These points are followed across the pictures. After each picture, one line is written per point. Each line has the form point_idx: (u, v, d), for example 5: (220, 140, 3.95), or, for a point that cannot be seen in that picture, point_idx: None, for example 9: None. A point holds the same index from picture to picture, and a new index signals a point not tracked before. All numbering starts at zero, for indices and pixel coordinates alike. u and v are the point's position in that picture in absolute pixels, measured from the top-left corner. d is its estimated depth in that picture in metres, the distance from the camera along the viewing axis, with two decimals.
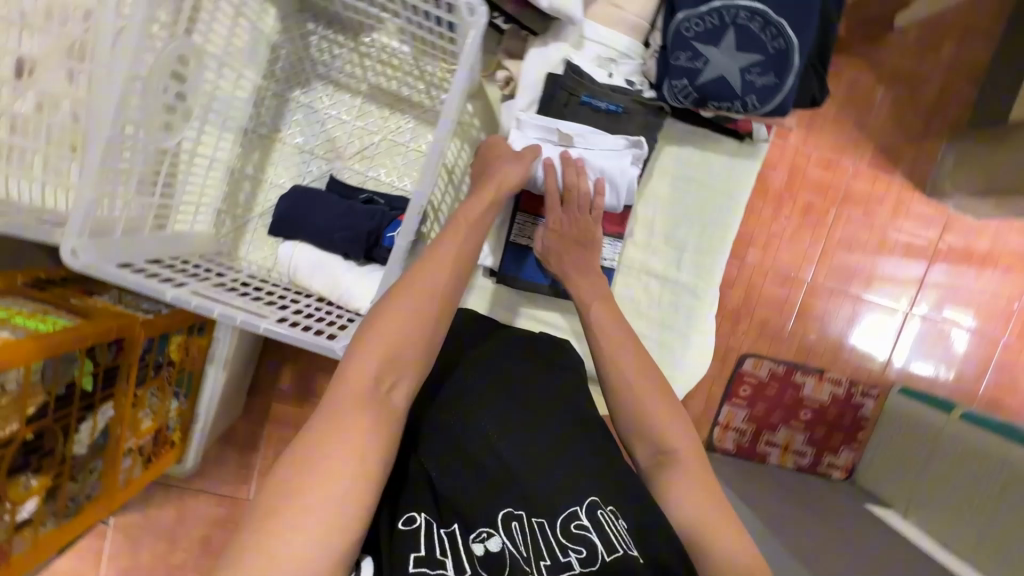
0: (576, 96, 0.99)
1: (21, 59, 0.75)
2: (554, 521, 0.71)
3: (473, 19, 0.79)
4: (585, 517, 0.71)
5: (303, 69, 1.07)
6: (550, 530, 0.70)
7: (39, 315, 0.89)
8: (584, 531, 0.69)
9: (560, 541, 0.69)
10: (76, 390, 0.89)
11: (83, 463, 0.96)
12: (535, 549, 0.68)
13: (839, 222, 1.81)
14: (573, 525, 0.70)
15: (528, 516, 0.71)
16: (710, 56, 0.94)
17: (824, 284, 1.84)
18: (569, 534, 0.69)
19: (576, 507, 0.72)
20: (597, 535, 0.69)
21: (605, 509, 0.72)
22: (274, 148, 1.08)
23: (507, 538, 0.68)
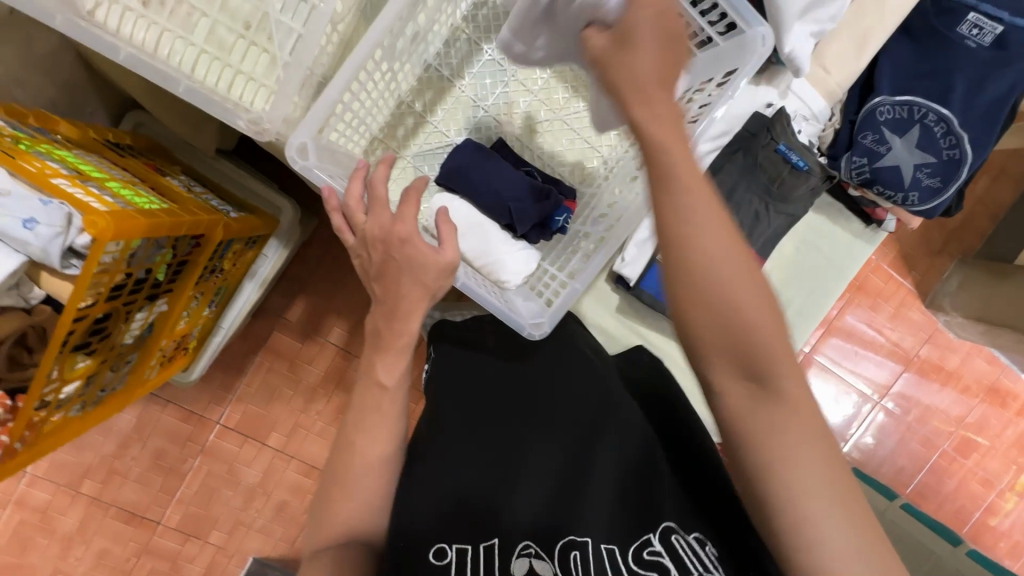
0: (775, 142, 1.01)
1: None
2: (625, 547, 0.65)
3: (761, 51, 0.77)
4: (659, 542, 0.65)
5: (505, 24, 0.92)
6: (621, 555, 0.65)
7: (130, 186, 0.80)
8: (659, 557, 0.63)
9: (630, 568, 0.63)
10: (151, 278, 0.81)
11: (124, 354, 0.88)
12: (599, 574, 0.62)
13: (848, 307, 1.96)
14: (646, 552, 0.64)
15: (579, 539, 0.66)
16: (893, 145, 1.03)
17: (818, 358, 1.99)
18: (644, 560, 0.63)
19: (650, 532, 0.66)
20: (673, 561, 0.62)
21: (683, 536, 0.65)
22: (450, 92, 0.92)
23: (558, 567, 0.64)
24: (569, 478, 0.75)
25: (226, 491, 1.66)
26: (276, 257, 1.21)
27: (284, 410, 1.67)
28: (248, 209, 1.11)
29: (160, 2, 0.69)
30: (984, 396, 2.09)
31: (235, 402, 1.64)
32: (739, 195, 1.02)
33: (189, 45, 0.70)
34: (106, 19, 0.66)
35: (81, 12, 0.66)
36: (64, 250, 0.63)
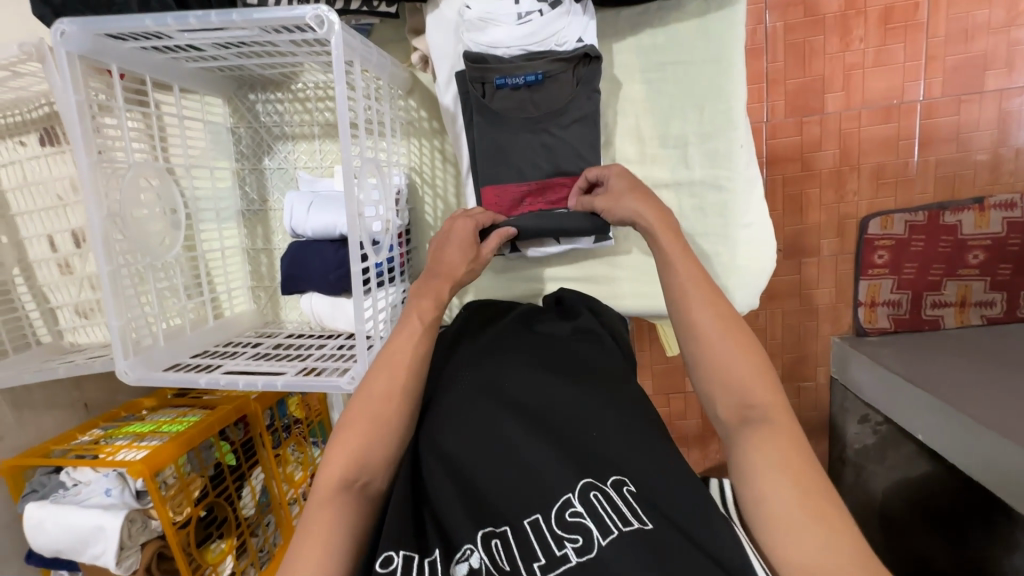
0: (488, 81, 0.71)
1: (75, 231, 0.91)
2: (549, 515, 0.58)
3: (325, 33, 0.58)
4: (578, 502, 0.58)
5: (261, 136, 0.86)
6: (546, 524, 0.57)
7: (178, 418, 1.08)
8: (580, 518, 0.57)
9: (554, 535, 0.57)
10: (223, 468, 1.08)
11: (258, 520, 1.15)
12: (525, 553, 0.56)
13: (938, 12, 1.39)
14: (568, 514, 0.58)
15: (516, 525, 0.58)
16: None
17: (945, 95, 1.44)
18: (564, 523, 0.57)
19: (569, 493, 0.59)
20: (594, 519, 0.56)
21: (599, 489, 0.59)
22: (271, 218, 0.90)
23: (486, 554, 0.56)
24: (516, 451, 0.63)
25: None
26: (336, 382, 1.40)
27: None
28: None
29: (92, 309, 0.95)
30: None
31: None
32: (520, 99, 0.73)
33: None
34: (80, 340, 0.97)
35: (67, 346, 0.96)
36: (135, 493, 0.94)
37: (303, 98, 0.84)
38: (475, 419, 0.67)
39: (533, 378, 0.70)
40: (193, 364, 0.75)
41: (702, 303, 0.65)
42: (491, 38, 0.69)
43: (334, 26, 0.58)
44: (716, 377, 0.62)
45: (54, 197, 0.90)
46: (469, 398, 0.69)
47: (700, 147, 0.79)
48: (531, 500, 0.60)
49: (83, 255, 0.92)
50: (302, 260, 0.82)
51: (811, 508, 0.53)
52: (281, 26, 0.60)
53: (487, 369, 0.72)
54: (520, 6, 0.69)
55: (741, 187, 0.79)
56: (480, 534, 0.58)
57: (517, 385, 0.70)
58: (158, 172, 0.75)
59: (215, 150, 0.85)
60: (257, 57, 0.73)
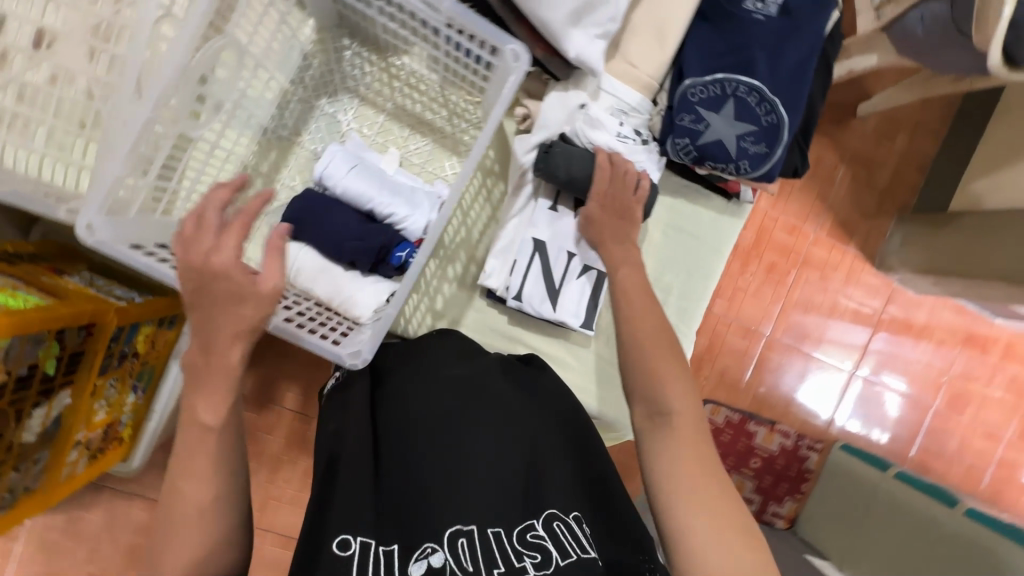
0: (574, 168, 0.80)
1: (41, 30, 0.72)
2: (509, 531, 0.68)
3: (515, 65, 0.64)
4: (541, 527, 0.69)
5: (332, 79, 0.85)
6: (508, 539, 0.67)
7: (9, 290, 0.84)
8: (541, 540, 0.67)
9: (514, 548, 0.66)
10: (37, 374, 0.84)
11: (29, 451, 0.90)
12: (487, 560, 0.65)
13: (798, 283, 1.93)
14: (529, 534, 0.68)
15: (472, 531, 0.67)
16: (711, 121, 0.82)
17: (781, 339, 1.94)
18: (525, 541, 0.67)
19: (533, 518, 0.70)
20: (553, 543, 0.67)
21: (563, 520, 0.69)
22: (293, 151, 0.85)
23: (451, 554, 0.65)
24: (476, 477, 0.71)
25: None
26: (198, 331, 1.22)
27: None
28: (156, 292, 1.15)
29: None
30: (962, 346, 2.05)
31: None
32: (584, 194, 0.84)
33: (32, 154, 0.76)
34: None
35: None
36: None
37: (394, 75, 0.85)
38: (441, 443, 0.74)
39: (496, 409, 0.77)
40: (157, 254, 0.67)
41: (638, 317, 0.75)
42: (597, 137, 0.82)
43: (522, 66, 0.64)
44: (642, 386, 0.73)
45: None
46: (435, 418, 0.74)
47: (678, 301, 0.97)
48: (491, 514, 0.68)
49: (33, 58, 0.72)
50: (318, 210, 0.78)
51: (712, 498, 0.67)
52: (479, 34, 0.64)
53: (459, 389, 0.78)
54: (621, 129, 0.83)
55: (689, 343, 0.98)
56: (447, 535, 0.66)
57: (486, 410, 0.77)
58: (235, 51, 0.69)
59: (282, 60, 0.78)
60: (398, 21, 0.74)
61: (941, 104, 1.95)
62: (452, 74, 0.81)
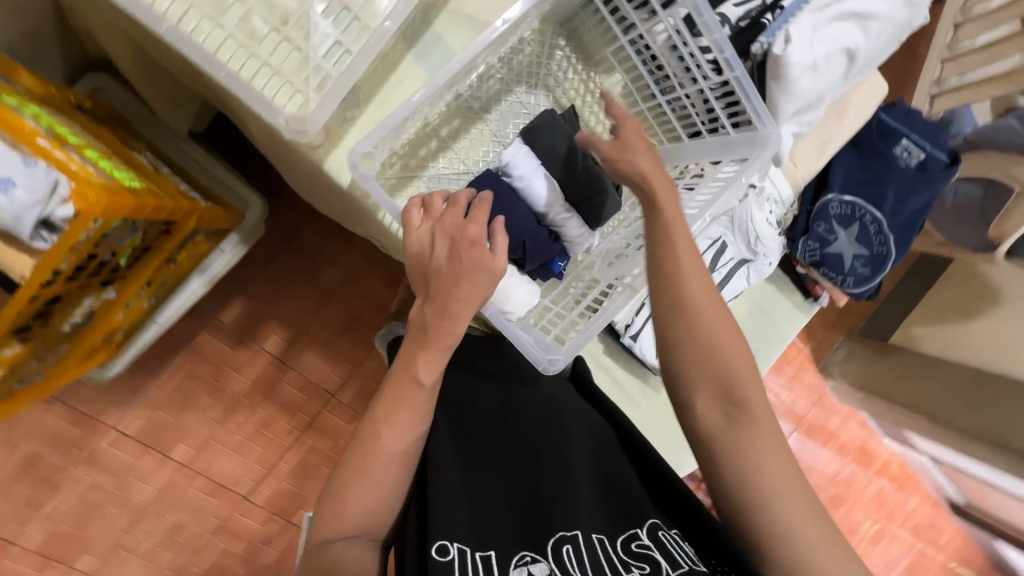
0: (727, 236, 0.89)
1: None
2: (614, 540, 0.67)
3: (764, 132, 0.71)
4: (647, 537, 0.67)
5: (537, 71, 0.84)
6: (611, 546, 0.66)
7: (108, 159, 0.72)
8: (647, 550, 0.65)
9: (621, 559, 0.65)
10: (113, 261, 0.73)
11: (55, 342, 0.76)
12: (595, 564, 0.63)
13: None
14: (634, 544, 0.66)
15: (573, 541, 0.65)
16: (840, 236, 0.95)
17: None
18: (632, 551, 0.65)
19: (637, 528, 0.68)
20: (661, 553, 0.64)
21: (667, 532, 0.67)
22: (475, 126, 0.82)
23: (556, 560, 0.64)
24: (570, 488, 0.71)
25: (111, 509, 1.45)
26: (234, 253, 1.11)
27: (198, 419, 1.49)
28: (214, 199, 1.04)
29: None
30: (855, 457, 2.40)
31: (139, 407, 1.43)
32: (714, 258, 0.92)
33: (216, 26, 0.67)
34: None
35: None
36: (43, 221, 0.57)
37: (592, 89, 0.87)
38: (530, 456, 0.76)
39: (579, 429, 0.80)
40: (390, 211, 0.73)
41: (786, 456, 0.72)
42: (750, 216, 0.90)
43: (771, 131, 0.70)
44: None
45: None
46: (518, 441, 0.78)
47: None
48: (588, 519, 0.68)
49: None
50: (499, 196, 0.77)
51: None
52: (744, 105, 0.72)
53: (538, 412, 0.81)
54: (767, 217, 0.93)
55: None
56: (553, 541, 0.65)
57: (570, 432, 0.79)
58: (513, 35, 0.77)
59: (510, 38, 0.78)
60: (644, 51, 0.79)
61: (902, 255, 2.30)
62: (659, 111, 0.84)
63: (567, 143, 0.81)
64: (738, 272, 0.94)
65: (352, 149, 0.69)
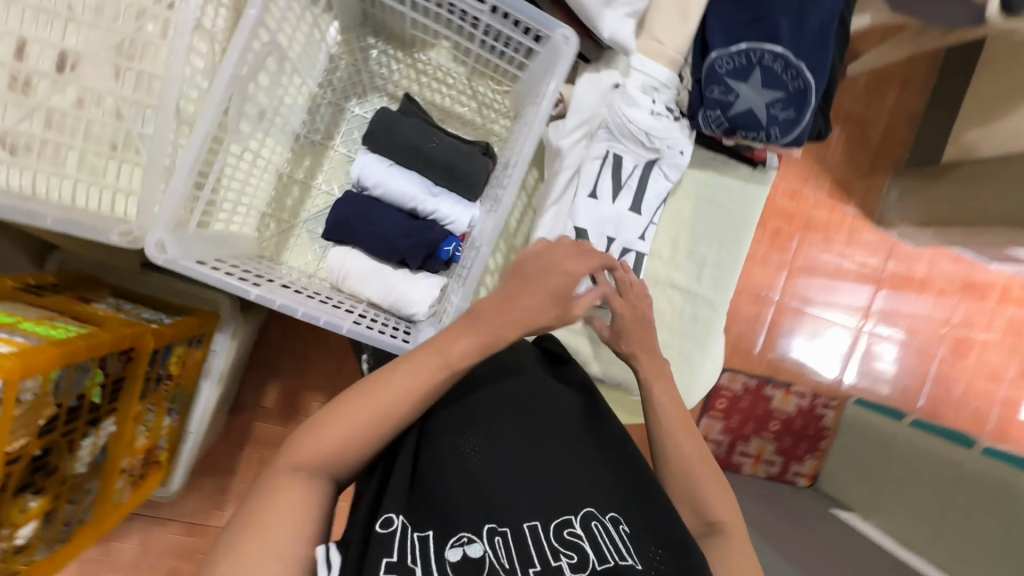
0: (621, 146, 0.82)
1: (65, 53, 0.72)
2: (547, 525, 0.66)
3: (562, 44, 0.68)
4: (579, 525, 0.66)
5: (360, 80, 0.84)
6: (543, 533, 0.65)
7: (46, 322, 0.82)
8: (578, 539, 0.65)
9: (552, 546, 0.64)
10: (85, 403, 0.83)
11: (80, 483, 0.88)
12: (523, 556, 0.63)
13: (802, 248, 1.98)
14: (565, 532, 0.66)
15: (515, 529, 0.65)
16: (740, 91, 0.83)
17: (790, 303, 2.00)
18: (562, 539, 0.65)
19: (570, 514, 0.68)
20: (591, 544, 0.64)
21: (600, 521, 0.67)
22: (327, 155, 0.84)
23: (488, 547, 0.63)
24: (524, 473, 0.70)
25: None
26: (227, 349, 1.22)
27: None
28: (184, 312, 1.14)
29: (26, 148, 0.72)
30: (961, 294, 2.11)
31: (232, 504, 1.59)
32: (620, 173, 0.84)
33: (63, 180, 0.74)
34: None
35: None
36: None
37: (421, 70, 0.85)
38: (495, 433, 0.74)
39: (545, 409, 0.79)
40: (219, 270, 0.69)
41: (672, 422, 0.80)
42: (632, 116, 0.81)
43: (568, 40, 0.68)
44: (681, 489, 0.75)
45: (62, 4, 0.71)
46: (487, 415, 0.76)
47: (712, 271, 0.98)
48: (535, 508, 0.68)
49: (59, 83, 0.72)
50: (363, 212, 0.77)
51: None
52: (526, 21, 0.68)
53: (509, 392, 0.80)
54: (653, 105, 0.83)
55: (724, 312, 1.01)
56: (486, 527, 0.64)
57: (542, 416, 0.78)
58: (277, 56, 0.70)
59: (312, 63, 0.78)
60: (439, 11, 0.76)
61: (924, 60, 1.99)
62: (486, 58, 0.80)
63: (415, 130, 0.79)
64: (651, 175, 0.86)
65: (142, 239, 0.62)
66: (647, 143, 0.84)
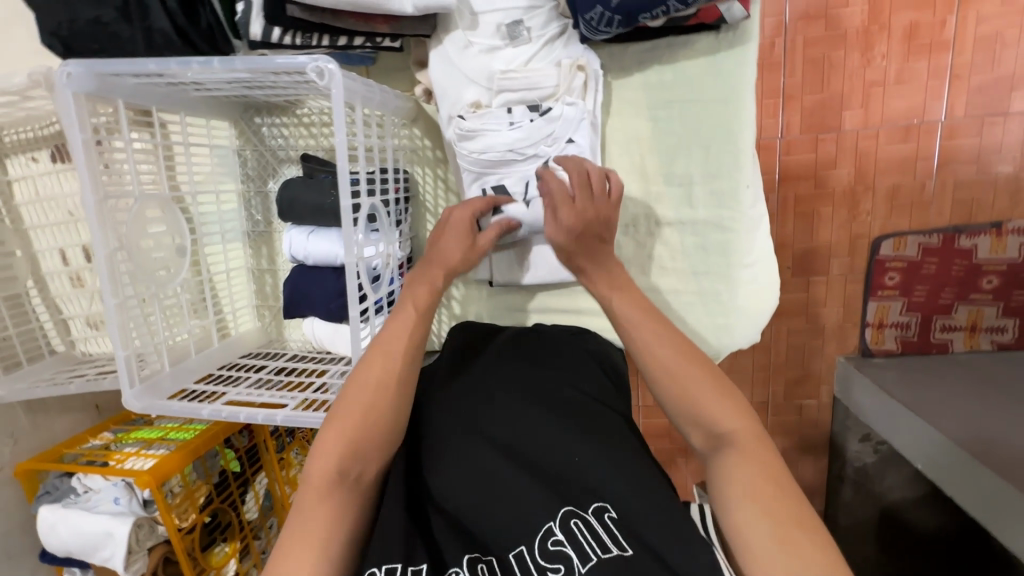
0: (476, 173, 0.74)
1: (84, 246, 0.94)
2: (532, 540, 0.56)
3: (326, 82, 0.58)
4: (559, 530, 0.56)
5: (267, 159, 0.87)
6: (530, 555, 0.55)
7: (186, 424, 1.10)
8: (562, 547, 0.55)
9: (537, 566, 0.54)
10: (227, 475, 1.11)
11: (260, 522, 1.19)
12: None
13: (967, 27, 1.28)
14: (551, 543, 0.56)
15: (502, 556, 0.57)
16: None
17: (969, 114, 1.34)
18: (547, 553, 0.55)
19: (550, 521, 0.57)
20: (574, 548, 0.54)
21: (580, 518, 0.57)
22: (275, 239, 0.91)
23: None
24: (507, 486, 0.60)
25: None
26: None
27: None
28: None
29: (102, 322, 0.98)
30: None
31: None
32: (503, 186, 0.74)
33: None
34: (91, 349, 1.00)
35: (79, 355, 1.00)
36: (141, 502, 0.96)
37: (308, 123, 0.85)
38: (465, 438, 0.65)
39: (518, 402, 0.68)
40: (198, 391, 0.77)
41: (654, 334, 0.63)
42: (483, 144, 0.71)
43: (333, 75, 0.58)
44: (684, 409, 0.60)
45: (65, 213, 0.92)
46: (455, 421, 0.67)
47: (705, 187, 0.78)
48: (518, 527, 0.57)
49: (93, 269, 0.94)
50: (304, 286, 0.83)
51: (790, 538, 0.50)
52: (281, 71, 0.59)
53: (478, 386, 0.71)
54: (512, 116, 0.70)
55: (745, 226, 0.78)
56: (467, 557, 0.57)
57: (509, 404, 0.68)
58: (162, 201, 0.76)
59: (220, 172, 0.85)
60: None
61: None
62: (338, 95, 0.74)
63: (315, 192, 0.80)
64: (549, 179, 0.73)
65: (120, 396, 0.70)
66: (520, 156, 0.72)
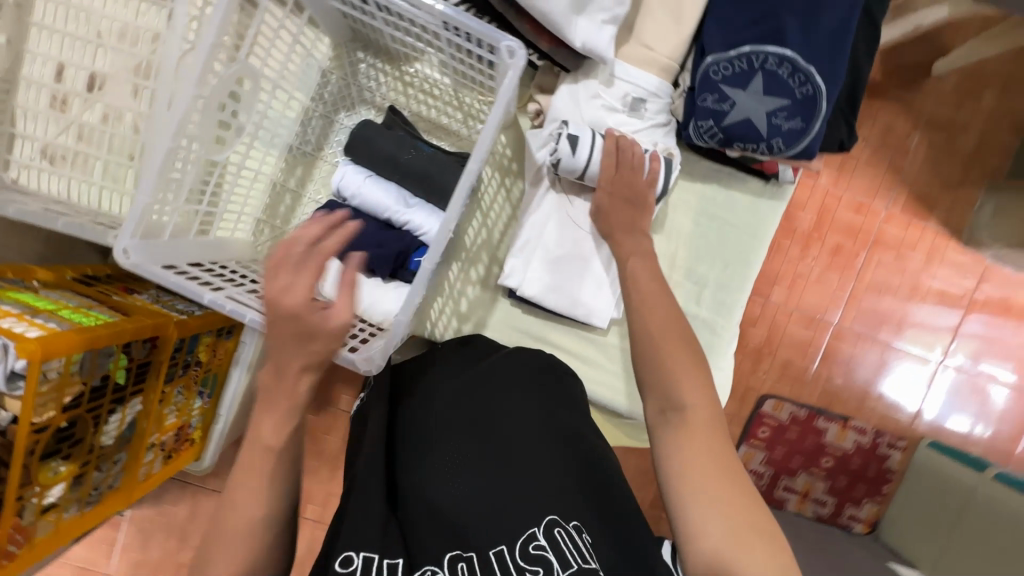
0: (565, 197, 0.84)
1: (93, 74, 0.82)
2: (513, 543, 0.63)
3: (512, 62, 0.62)
4: (543, 536, 0.63)
5: (351, 92, 0.88)
6: (508, 555, 0.62)
7: (83, 309, 0.93)
8: (543, 551, 0.62)
9: (517, 566, 0.61)
10: (109, 383, 0.93)
11: (108, 454, 1.00)
12: None
13: (870, 265, 1.68)
14: (532, 547, 0.63)
15: (480, 555, 0.63)
16: (738, 98, 0.76)
17: (852, 327, 1.70)
18: (527, 556, 0.62)
19: (534, 526, 0.65)
20: (556, 556, 0.61)
21: (563, 527, 0.64)
22: (318, 166, 0.90)
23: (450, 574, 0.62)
24: (487, 496, 0.68)
25: None
26: (255, 341, 1.32)
27: None
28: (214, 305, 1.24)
29: (63, 158, 0.84)
30: None
31: None
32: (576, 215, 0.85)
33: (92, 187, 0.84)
34: (27, 182, 0.84)
35: (8, 181, 0.83)
36: (8, 374, 0.77)
37: (407, 82, 0.87)
38: (454, 447, 0.74)
39: (508, 418, 0.77)
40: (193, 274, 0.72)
41: (643, 308, 0.72)
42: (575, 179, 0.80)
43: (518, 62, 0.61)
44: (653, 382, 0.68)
45: (92, 33, 0.81)
46: (447, 428, 0.76)
47: (714, 293, 0.91)
48: (497, 531, 0.65)
49: (88, 101, 0.82)
50: (341, 222, 0.80)
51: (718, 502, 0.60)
52: (472, 32, 0.62)
53: (476, 397, 0.79)
54: None
55: (729, 335, 0.92)
56: (448, 556, 0.63)
57: (496, 422, 0.76)
58: (245, 77, 0.71)
59: (301, 81, 0.82)
60: None
61: None
62: (462, 76, 0.81)
63: (393, 143, 0.81)
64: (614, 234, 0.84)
65: (109, 246, 0.62)
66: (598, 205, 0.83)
